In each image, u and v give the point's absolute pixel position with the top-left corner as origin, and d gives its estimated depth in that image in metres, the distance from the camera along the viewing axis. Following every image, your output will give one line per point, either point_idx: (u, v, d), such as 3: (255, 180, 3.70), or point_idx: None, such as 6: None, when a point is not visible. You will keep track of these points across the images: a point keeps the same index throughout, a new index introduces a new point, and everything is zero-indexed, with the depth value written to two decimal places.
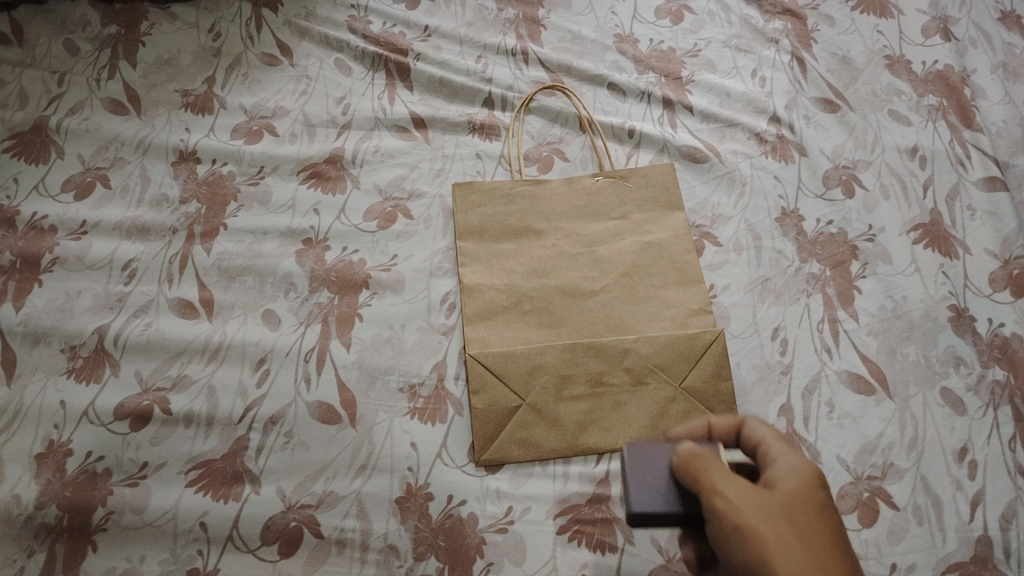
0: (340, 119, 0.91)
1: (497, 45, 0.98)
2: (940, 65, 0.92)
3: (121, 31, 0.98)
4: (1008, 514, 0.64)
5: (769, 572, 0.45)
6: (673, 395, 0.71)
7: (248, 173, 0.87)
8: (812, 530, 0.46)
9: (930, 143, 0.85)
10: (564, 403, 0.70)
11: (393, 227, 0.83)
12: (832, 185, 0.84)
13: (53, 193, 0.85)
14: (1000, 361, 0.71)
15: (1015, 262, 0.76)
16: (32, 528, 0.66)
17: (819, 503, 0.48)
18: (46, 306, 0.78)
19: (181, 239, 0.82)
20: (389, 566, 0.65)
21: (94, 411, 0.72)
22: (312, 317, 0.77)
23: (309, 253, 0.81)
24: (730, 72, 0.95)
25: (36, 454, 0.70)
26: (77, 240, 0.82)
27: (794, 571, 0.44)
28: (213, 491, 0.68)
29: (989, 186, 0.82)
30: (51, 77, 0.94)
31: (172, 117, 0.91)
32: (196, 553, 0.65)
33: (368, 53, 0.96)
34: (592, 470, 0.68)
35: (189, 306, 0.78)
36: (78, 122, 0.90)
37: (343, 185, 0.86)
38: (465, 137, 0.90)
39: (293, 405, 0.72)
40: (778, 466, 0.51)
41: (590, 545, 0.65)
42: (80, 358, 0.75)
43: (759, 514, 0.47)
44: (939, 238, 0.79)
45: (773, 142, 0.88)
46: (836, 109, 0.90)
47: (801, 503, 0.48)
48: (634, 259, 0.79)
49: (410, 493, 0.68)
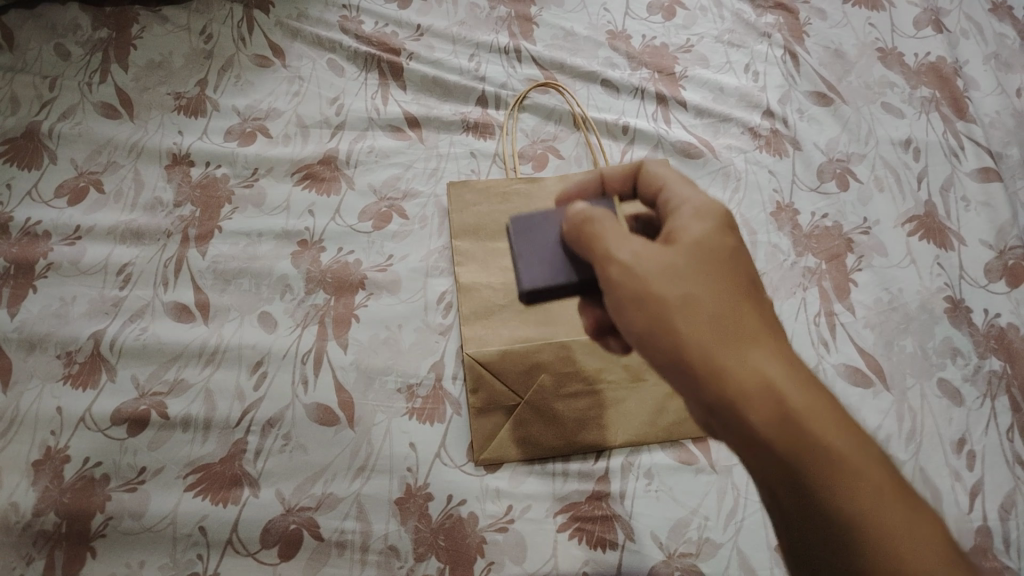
0: (333, 120, 0.91)
1: (489, 43, 0.97)
2: (932, 57, 0.92)
3: (112, 35, 0.98)
4: (1007, 503, 0.64)
5: (671, 330, 0.48)
6: (671, 391, 0.71)
7: (242, 176, 0.87)
8: (714, 276, 0.50)
9: (923, 135, 0.85)
10: (562, 401, 0.70)
11: (388, 227, 0.83)
12: (827, 179, 0.84)
13: (47, 198, 0.85)
14: (996, 351, 0.72)
15: (1010, 253, 0.77)
16: (31, 535, 0.66)
17: (715, 247, 0.52)
18: (41, 312, 0.78)
19: (176, 243, 0.82)
20: (390, 567, 0.64)
21: (91, 417, 0.71)
22: (309, 319, 0.77)
23: (304, 255, 0.81)
24: (723, 67, 0.95)
25: (33, 462, 0.69)
26: (71, 246, 0.81)
27: (690, 320, 0.48)
28: (212, 495, 0.67)
29: (983, 177, 0.82)
30: (42, 82, 0.93)
31: (165, 120, 0.91)
32: (196, 557, 0.65)
33: (360, 54, 0.96)
34: (592, 467, 0.68)
35: (185, 310, 0.78)
36: (70, 127, 0.90)
37: (338, 186, 0.86)
38: (459, 136, 0.90)
39: (290, 407, 0.72)
40: (680, 223, 0.54)
41: (590, 543, 0.65)
42: (76, 364, 0.74)
43: (660, 272, 0.50)
44: (934, 229, 0.79)
45: (767, 136, 0.88)
46: (829, 102, 0.90)
47: (699, 251, 0.51)
48: None
49: (409, 493, 0.68)
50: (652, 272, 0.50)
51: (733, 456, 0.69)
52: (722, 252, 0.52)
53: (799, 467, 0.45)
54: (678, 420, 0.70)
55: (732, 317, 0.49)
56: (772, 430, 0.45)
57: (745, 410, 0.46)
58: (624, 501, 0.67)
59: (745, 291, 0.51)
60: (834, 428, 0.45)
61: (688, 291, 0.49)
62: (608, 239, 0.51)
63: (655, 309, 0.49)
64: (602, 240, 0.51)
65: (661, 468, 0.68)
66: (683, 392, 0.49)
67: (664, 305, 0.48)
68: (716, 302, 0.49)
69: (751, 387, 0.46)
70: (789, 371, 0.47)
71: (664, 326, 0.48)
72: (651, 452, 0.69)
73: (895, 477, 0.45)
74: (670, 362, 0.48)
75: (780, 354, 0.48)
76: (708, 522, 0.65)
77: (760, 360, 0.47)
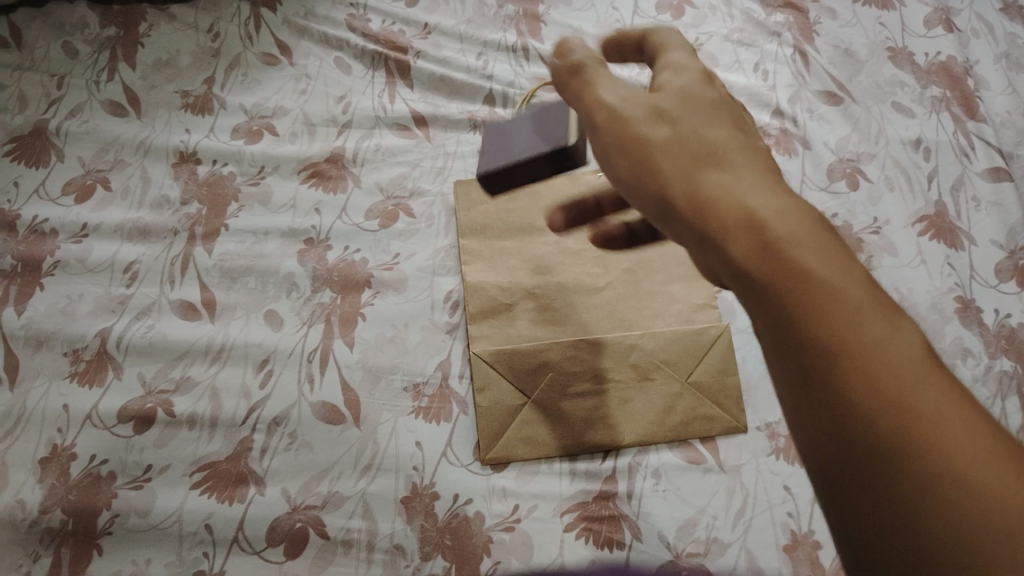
0: (340, 118, 0.91)
1: (497, 41, 0.97)
2: (942, 56, 0.91)
3: (119, 33, 0.98)
4: None
5: (653, 163, 0.42)
6: (679, 391, 0.70)
7: (249, 174, 0.86)
8: (708, 117, 0.44)
9: (933, 135, 0.85)
10: (569, 400, 0.70)
11: (395, 226, 0.82)
12: (836, 178, 0.83)
13: (54, 196, 0.85)
14: (1008, 352, 0.71)
15: (1021, 253, 0.76)
16: (37, 532, 0.66)
17: (711, 97, 0.46)
18: (48, 310, 0.78)
19: (182, 241, 0.82)
20: (396, 566, 0.64)
21: (98, 415, 0.71)
22: (315, 317, 0.77)
23: (311, 253, 0.81)
24: (732, 66, 0.94)
25: (39, 459, 0.69)
26: (78, 243, 0.81)
27: (671, 150, 0.42)
28: (218, 493, 0.67)
29: (994, 176, 0.81)
30: (50, 81, 0.93)
31: (172, 118, 0.91)
32: (202, 555, 0.65)
33: (368, 52, 0.96)
34: (599, 467, 0.68)
35: (192, 308, 0.78)
36: (77, 125, 0.90)
37: (344, 184, 0.85)
38: (466, 134, 0.90)
39: (296, 405, 0.72)
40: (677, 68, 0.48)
41: (598, 543, 0.64)
42: (83, 361, 0.74)
43: (643, 107, 0.45)
44: (945, 229, 0.78)
45: (776, 136, 0.87)
46: (838, 102, 0.89)
47: (693, 96, 0.46)
48: (638, 254, 0.78)
49: (415, 492, 0.67)
50: (635, 111, 0.45)
51: (741, 456, 0.68)
52: (709, 97, 0.46)
53: (775, 294, 0.36)
54: (686, 420, 0.69)
55: (729, 154, 0.42)
56: (763, 268, 0.37)
57: (716, 239, 0.39)
58: (631, 501, 0.66)
59: (745, 138, 0.44)
60: (823, 245, 0.37)
61: (675, 129, 0.43)
62: (598, 81, 0.47)
63: (634, 145, 0.43)
64: (589, 84, 0.47)
65: (668, 468, 0.68)
66: (674, 239, 0.42)
67: (643, 140, 0.43)
68: (709, 138, 0.43)
69: (738, 224, 0.38)
70: (794, 206, 0.39)
71: (646, 163, 0.43)
72: (659, 452, 0.69)
73: (898, 312, 0.35)
74: (653, 201, 0.42)
75: (789, 194, 0.40)
76: (717, 522, 0.65)
77: (738, 184, 0.40)
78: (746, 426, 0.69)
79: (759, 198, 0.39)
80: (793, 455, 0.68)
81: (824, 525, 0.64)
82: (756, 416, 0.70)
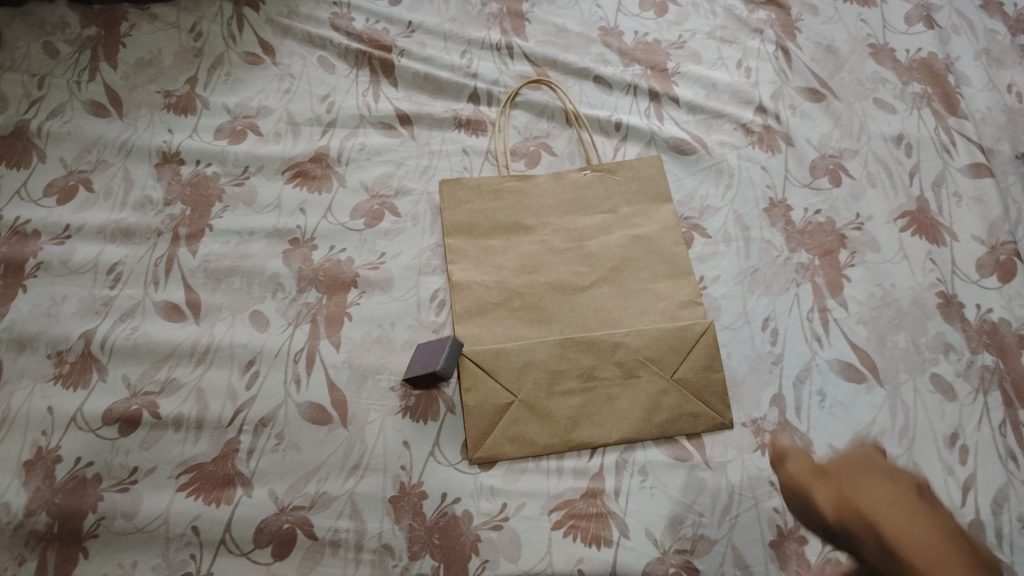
0: (324, 117, 0.90)
1: (481, 40, 0.97)
2: (923, 52, 0.92)
3: (101, 33, 0.97)
4: (1000, 498, 0.65)
5: (793, 476, 0.67)
6: (665, 388, 0.71)
7: (233, 174, 0.86)
8: (854, 467, 0.67)
9: (915, 131, 0.86)
10: (556, 399, 0.70)
11: (380, 225, 0.82)
12: (820, 175, 0.84)
13: (36, 197, 0.84)
14: (989, 346, 0.72)
15: (1002, 248, 0.77)
16: (22, 536, 0.65)
17: (863, 459, 0.67)
18: (30, 312, 0.77)
19: (167, 242, 0.81)
20: (384, 566, 0.64)
21: (82, 417, 0.71)
22: (301, 317, 0.76)
23: (296, 253, 0.80)
24: (715, 63, 0.95)
25: (24, 462, 0.69)
26: (60, 245, 0.81)
27: (833, 457, 0.68)
28: (205, 495, 0.67)
29: (975, 172, 0.82)
30: (30, 80, 0.93)
31: (155, 118, 0.90)
32: (189, 557, 0.64)
33: (352, 51, 0.96)
34: (586, 465, 0.68)
35: (176, 309, 0.77)
36: (59, 125, 0.89)
37: (329, 183, 0.85)
38: (452, 133, 0.90)
39: (283, 406, 0.71)
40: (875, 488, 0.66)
41: (585, 540, 0.65)
42: (67, 364, 0.74)
43: (835, 471, 0.67)
44: (927, 225, 0.79)
45: (760, 133, 0.88)
46: (821, 98, 0.90)
47: (849, 464, 0.67)
48: (623, 252, 0.79)
49: (404, 492, 0.67)
50: (812, 467, 0.67)
51: (727, 452, 0.68)
52: (846, 459, 0.67)
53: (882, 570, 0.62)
54: (672, 417, 0.70)
55: (887, 481, 0.66)
56: (867, 543, 0.64)
57: (824, 522, 0.65)
58: (618, 498, 0.66)
59: (888, 487, 0.66)
60: (936, 547, 0.63)
61: (826, 463, 0.68)
62: (790, 455, 0.68)
63: (807, 487, 0.66)
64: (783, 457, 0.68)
65: (655, 464, 0.68)
66: (847, 548, 0.64)
67: (809, 484, 0.66)
68: (861, 471, 0.67)
69: (889, 524, 0.64)
70: (905, 497, 0.65)
71: (808, 491, 0.66)
72: (645, 449, 0.69)
73: (955, 555, 0.63)
74: (830, 527, 0.65)
75: (910, 498, 0.65)
76: (703, 518, 0.65)
77: (864, 494, 0.66)
78: (731, 422, 0.70)
79: (874, 492, 0.66)
80: (778, 451, 0.68)
81: (809, 520, 0.65)
82: (741, 412, 0.71)
